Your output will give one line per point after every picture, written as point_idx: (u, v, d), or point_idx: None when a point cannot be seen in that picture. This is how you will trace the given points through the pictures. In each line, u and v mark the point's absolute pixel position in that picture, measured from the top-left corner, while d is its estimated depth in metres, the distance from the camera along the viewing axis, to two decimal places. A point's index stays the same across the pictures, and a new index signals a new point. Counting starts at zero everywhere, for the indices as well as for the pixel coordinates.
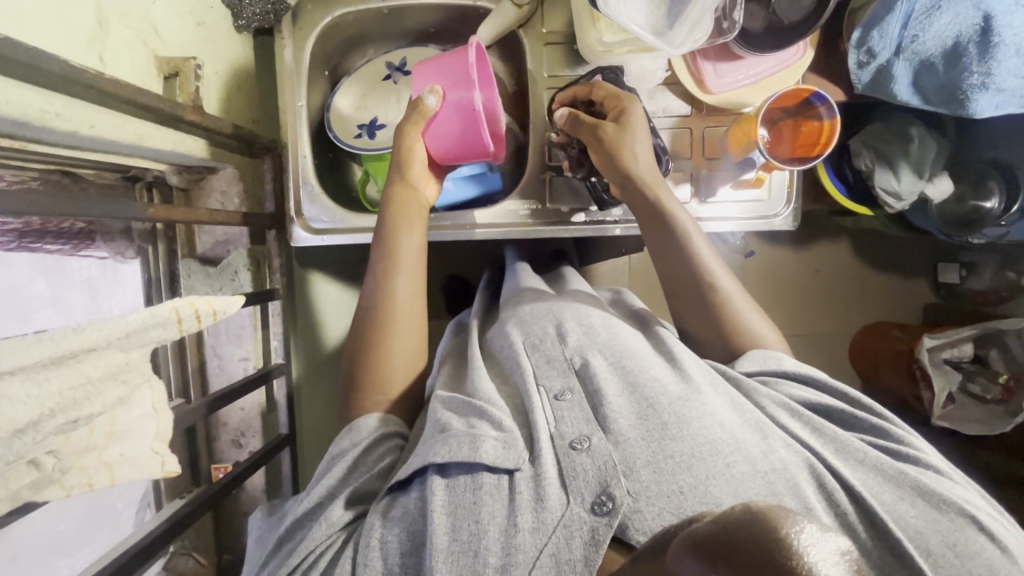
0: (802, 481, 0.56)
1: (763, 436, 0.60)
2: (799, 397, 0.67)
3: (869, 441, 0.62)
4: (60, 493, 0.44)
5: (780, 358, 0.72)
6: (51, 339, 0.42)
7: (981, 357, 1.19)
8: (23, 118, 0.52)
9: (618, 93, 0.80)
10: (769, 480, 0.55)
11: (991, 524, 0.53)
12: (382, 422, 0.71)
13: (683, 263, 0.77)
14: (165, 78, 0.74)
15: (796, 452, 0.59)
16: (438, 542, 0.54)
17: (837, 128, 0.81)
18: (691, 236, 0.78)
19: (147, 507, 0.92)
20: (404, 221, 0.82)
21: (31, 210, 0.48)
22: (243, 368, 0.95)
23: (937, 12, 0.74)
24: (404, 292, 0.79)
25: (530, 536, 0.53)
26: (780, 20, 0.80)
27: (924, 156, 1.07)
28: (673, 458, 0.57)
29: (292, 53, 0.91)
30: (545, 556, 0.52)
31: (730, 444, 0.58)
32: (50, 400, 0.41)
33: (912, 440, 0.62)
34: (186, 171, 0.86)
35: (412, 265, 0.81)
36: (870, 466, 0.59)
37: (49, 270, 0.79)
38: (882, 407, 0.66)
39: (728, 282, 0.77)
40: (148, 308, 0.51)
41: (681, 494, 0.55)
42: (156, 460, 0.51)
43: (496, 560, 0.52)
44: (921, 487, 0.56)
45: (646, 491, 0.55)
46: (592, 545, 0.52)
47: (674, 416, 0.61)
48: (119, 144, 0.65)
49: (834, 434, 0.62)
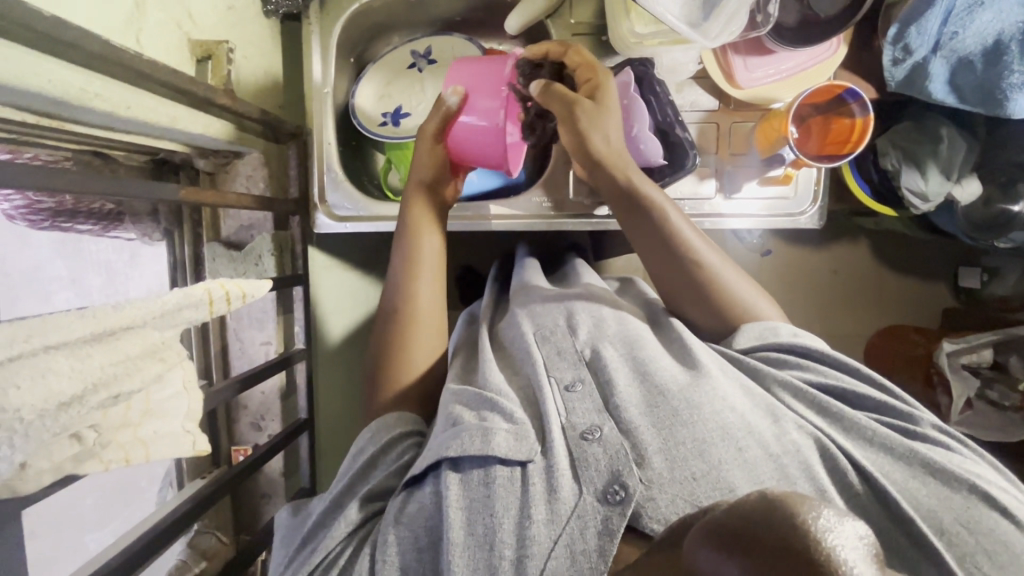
0: (814, 463, 0.56)
1: (775, 420, 0.60)
2: (803, 377, 0.65)
3: (877, 418, 0.62)
4: (99, 467, 0.45)
5: (776, 326, 0.71)
6: (94, 316, 0.43)
7: (1000, 363, 1.17)
8: (64, 96, 0.52)
9: (592, 64, 0.80)
10: (780, 463, 0.56)
11: (1005, 499, 0.52)
12: (399, 420, 0.71)
13: (668, 248, 0.75)
14: (197, 60, 0.74)
15: (807, 432, 0.59)
16: (454, 535, 0.54)
17: (871, 125, 0.79)
18: (671, 217, 0.75)
19: (171, 486, 0.88)
20: (424, 219, 0.83)
21: (69, 188, 0.49)
22: (265, 352, 0.96)
23: (978, 9, 0.73)
24: (426, 292, 0.80)
25: (544, 527, 0.53)
26: (815, 15, 0.79)
27: (953, 156, 1.06)
28: (684, 445, 0.57)
29: (319, 39, 0.91)
30: (559, 547, 0.52)
31: (741, 428, 0.58)
32: (92, 375, 0.41)
33: (920, 414, 0.61)
34: (213, 155, 0.86)
35: (433, 263, 0.82)
36: (880, 445, 0.59)
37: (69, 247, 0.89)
38: (892, 385, 0.65)
39: (715, 259, 0.75)
40: (183, 290, 0.52)
41: (694, 480, 0.55)
42: (188, 439, 0.52)
43: (512, 553, 0.52)
44: (932, 465, 0.55)
45: (659, 479, 0.55)
46: (606, 535, 0.52)
47: (684, 402, 0.61)
48: (152, 127, 0.66)
49: (841, 411, 0.61)
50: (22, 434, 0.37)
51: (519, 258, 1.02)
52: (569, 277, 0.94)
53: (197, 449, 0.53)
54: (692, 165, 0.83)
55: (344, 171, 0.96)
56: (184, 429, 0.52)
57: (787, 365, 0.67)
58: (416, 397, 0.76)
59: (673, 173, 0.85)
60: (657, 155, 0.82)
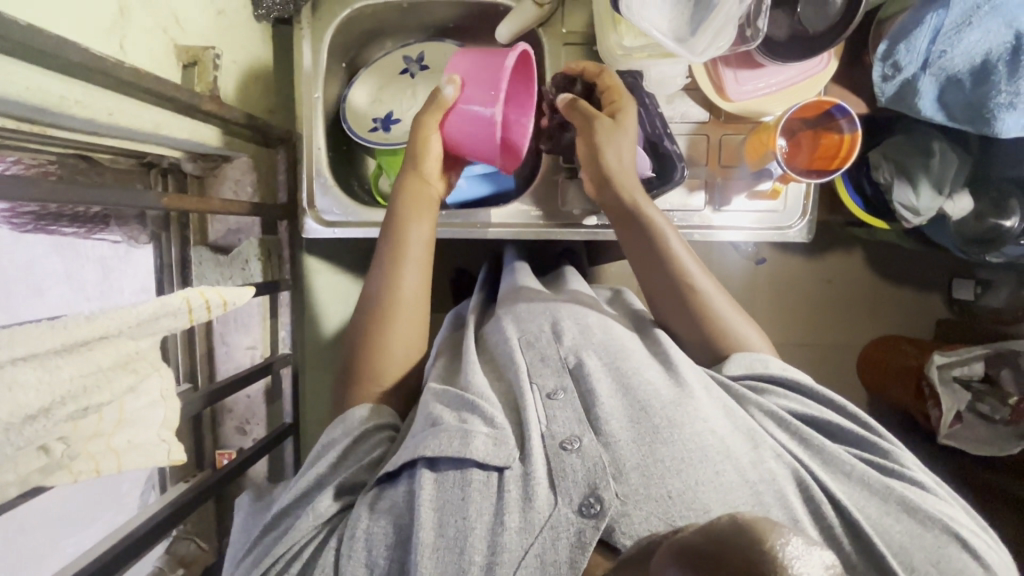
0: (790, 493, 0.56)
1: (754, 445, 0.60)
2: (787, 407, 0.65)
3: (856, 454, 0.62)
4: (68, 478, 0.45)
5: (767, 359, 0.70)
6: (63, 328, 0.43)
7: (992, 376, 1.16)
8: (44, 104, 0.52)
9: (619, 87, 0.79)
10: (756, 490, 0.56)
11: (975, 542, 0.53)
12: (374, 413, 0.70)
13: (663, 267, 0.75)
14: (184, 67, 0.73)
15: (785, 462, 0.59)
16: (425, 537, 0.54)
17: (859, 142, 0.79)
18: (669, 238, 0.76)
19: (152, 490, 0.91)
20: (414, 212, 0.81)
21: (48, 197, 0.49)
22: (250, 357, 0.95)
23: (967, 29, 0.72)
24: (410, 282, 0.78)
25: (516, 535, 0.54)
26: (805, 29, 0.79)
27: (945, 171, 1.06)
28: (663, 462, 0.58)
29: (310, 43, 0.91)
30: (530, 556, 0.52)
31: (720, 452, 0.59)
32: (62, 387, 0.41)
33: (900, 454, 0.62)
34: (202, 158, 0.85)
35: (420, 255, 0.80)
36: (856, 478, 0.59)
37: (62, 247, 0.80)
38: (875, 421, 0.65)
39: (708, 286, 0.75)
40: (160, 298, 0.52)
41: (670, 499, 0.55)
42: (162, 448, 0.52)
43: (482, 558, 0.53)
44: (907, 503, 0.56)
45: (634, 494, 0.55)
46: (578, 548, 0.52)
47: (666, 421, 0.61)
48: (136, 133, 0.66)
49: (821, 444, 0.61)
50: None
51: (509, 263, 1.01)
52: (557, 283, 0.94)
53: (172, 459, 0.53)
54: (679, 178, 0.83)
55: (334, 176, 0.96)
56: (158, 439, 0.52)
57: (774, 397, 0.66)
58: (397, 405, 0.76)
59: (660, 184, 0.85)
60: (644, 167, 0.82)
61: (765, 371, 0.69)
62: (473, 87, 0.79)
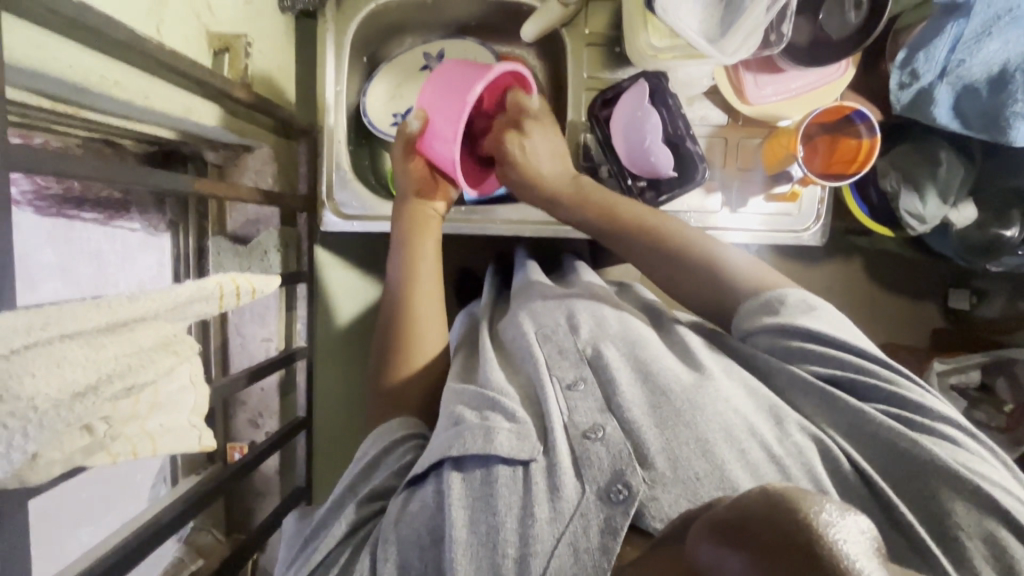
0: (817, 464, 0.57)
1: (777, 422, 0.61)
2: (814, 371, 0.64)
3: (884, 408, 0.60)
4: (106, 460, 0.44)
5: (783, 295, 0.69)
6: (110, 305, 0.43)
7: (987, 384, 1.20)
8: (84, 83, 0.52)
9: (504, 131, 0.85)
10: (783, 466, 0.56)
11: (1009, 504, 0.51)
12: (401, 426, 0.71)
13: (672, 256, 0.77)
14: (215, 53, 0.74)
15: (808, 432, 0.59)
16: (458, 534, 0.54)
17: (877, 147, 0.82)
18: (659, 225, 0.79)
19: (161, 483, 0.93)
20: (416, 248, 0.83)
21: (88, 176, 0.48)
22: (265, 349, 0.95)
23: (987, 39, 0.74)
24: (426, 309, 0.80)
25: (547, 526, 0.53)
26: (827, 36, 0.81)
27: (951, 179, 1.08)
28: (688, 444, 0.58)
29: (334, 36, 0.91)
30: (563, 545, 0.52)
31: (745, 431, 0.59)
32: (105, 365, 0.41)
33: (931, 405, 0.59)
34: (223, 148, 0.85)
35: (431, 284, 0.82)
36: (883, 441, 0.58)
37: (57, 238, 0.75)
38: (907, 373, 0.63)
39: (720, 253, 0.77)
40: (196, 282, 0.51)
41: (697, 479, 0.55)
42: (194, 433, 0.51)
43: (514, 551, 0.52)
44: (935, 462, 0.55)
45: (661, 477, 0.56)
46: (609, 533, 0.52)
47: (687, 403, 0.61)
48: (167, 117, 0.65)
49: (845, 404, 0.61)
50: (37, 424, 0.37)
51: (519, 258, 1.02)
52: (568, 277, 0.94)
53: (203, 444, 0.52)
54: (700, 178, 0.84)
55: (352, 170, 0.96)
56: (190, 423, 0.51)
57: (799, 357, 0.65)
58: (416, 397, 0.76)
59: (682, 184, 0.85)
60: (668, 166, 0.82)
61: (782, 317, 0.67)
62: (436, 117, 0.81)
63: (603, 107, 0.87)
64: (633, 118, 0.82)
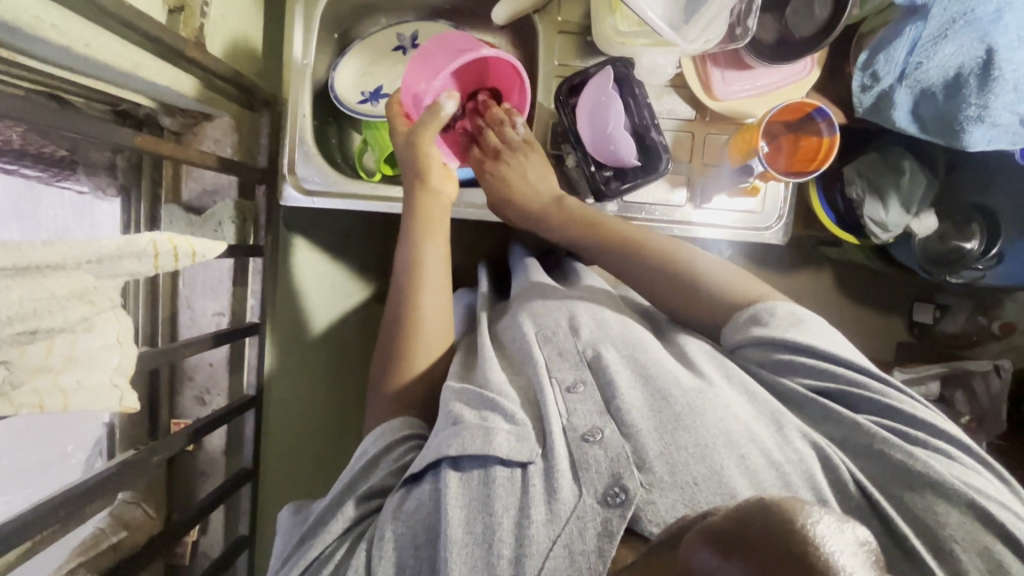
0: (816, 470, 0.56)
1: (777, 427, 0.59)
2: (806, 384, 0.63)
3: (882, 422, 0.59)
4: (7, 409, 0.42)
5: (772, 308, 0.68)
6: (17, 248, 0.41)
7: (946, 397, 1.22)
8: (16, 23, 0.50)
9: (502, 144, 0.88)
10: (783, 472, 0.55)
11: (1001, 513, 0.51)
12: (404, 424, 0.68)
13: (671, 274, 0.77)
14: (170, 11, 0.71)
15: (809, 440, 0.58)
16: (454, 533, 0.52)
17: (837, 144, 0.83)
18: (650, 242, 0.79)
19: (97, 456, 0.87)
20: (427, 283, 0.78)
21: (12, 114, 0.46)
22: (215, 323, 0.92)
23: (943, 42, 0.75)
24: (427, 351, 0.75)
25: (543, 528, 0.52)
26: (792, 34, 0.82)
27: (913, 189, 1.11)
28: (687, 448, 0.56)
29: (303, 8, 0.90)
30: (558, 547, 0.50)
31: (743, 436, 0.57)
32: (9, 309, 0.40)
33: (927, 419, 0.59)
34: (180, 113, 0.83)
35: (438, 325, 0.77)
36: (878, 453, 0.57)
37: None
38: (899, 385, 0.63)
39: (720, 271, 0.76)
40: (125, 236, 0.49)
41: (695, 485, 0.54)
42: (114, 394, 0.48)
43: (510, 552, 0.51)
44: (929, 478, 0.54)
45: (659, 482, 0.54)
46: (605, 536, 0.51)
47: (687, 408, 0.60)
48: (113, 71, 0.63)
49: (840, 415, 0.60)
50: None
51: (517, 257, 0.99)
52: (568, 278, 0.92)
53: (123, 405, 0.50)
54: (664, 169, 0.83)
55: (317, 146, 0.93)
56: (112, 384, 0.48)
57: (793, 369, 0.64)
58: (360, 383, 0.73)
59: (645, 175, 0.84)
60: (630, 155, 0.82)
61: (771, 330, 0.66)
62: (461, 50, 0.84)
63: (570, 94, 0.85)
64: (597, 103, 0.81)
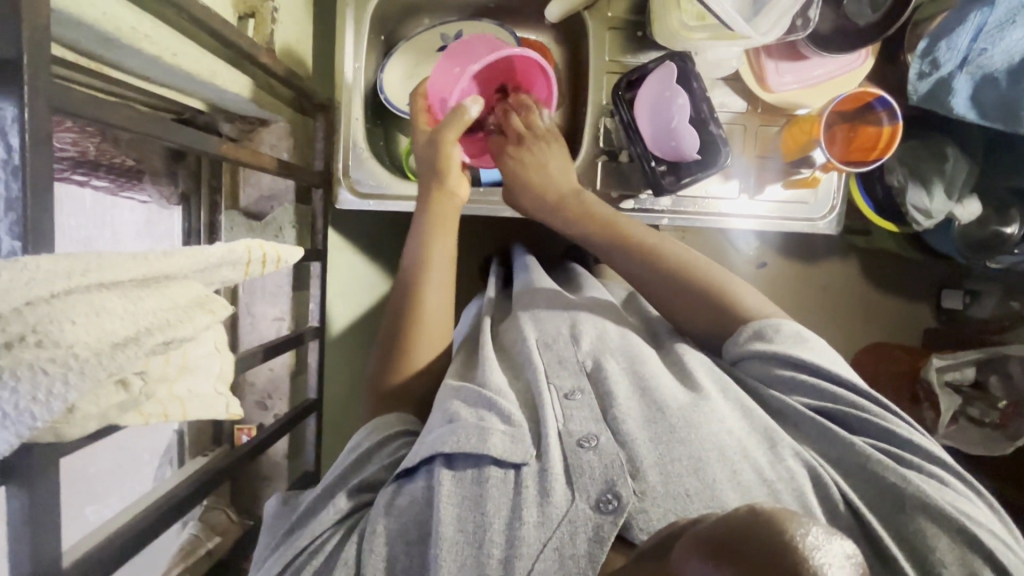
0: (807, 488, 0.53)
1: (771, 446, 0.57)
2: (803, 401, 0.61)
3: (875, 443, 0.57)
4: (138, 419, 0.42)
5: (777, 326, 0.66)
6: (145, 258, 0.41)
7: (981, 382, 1.22)
8: (115, 35, 0.50)
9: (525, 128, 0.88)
10: (775, 489, 0.53)
11: (990, 542, 0.49)
12: (399, 419, 0.66)
13: (681, 284, 0.73)
14: (239, 17, 0.72)
15: (803, 460, 0.55)
16: (444, 532, 0.49)
17: (898, 134, 0.83)
18: (660, 249, 0.76)
19: (167, 464, 0.88)
20: (426, 280, 0.77)
21: (122, 124, 0.45)
22: (276, 328, 0.93)
23: (1011, 27, 0.74)
24: (427, 354, 0.74)
25: (534, 530, 0.49)
26: (851, 23, 0.82)
27: (956, 175, 1.10)
28: (681, 462, 0.54)
29: (354, 11, 0.90)
30: (548, 550, 0.48)
31: (737, 451, 0.55)
32: (145, 318, 0.39)
33: (921, 442, 0.57)
34: (240, 120, 0.83)
35: (437, 325, 0.76)
36: (871, 474, 0.55)
37: None
38: (894, 406, 0.60)
39: (734, 284, 0.73)
40: (226, 244, 0.49)
41: (687, 496, 0.52)
42: (221, 401, 0.49)
43: (500, 553, 0.48)
44: (919, 499, 0.52)
45: (652, 491, 0.52)
46: (597, 542, 0.48)
47: (683, 421, 0.58)
48: (190, 78, 0.63)
49: (836, 434, 0.57)
50: (77, 371, 0.34)
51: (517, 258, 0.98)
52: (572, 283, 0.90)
53: (229, 413, 0.50)
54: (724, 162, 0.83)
55: (368, 149, 0.94)
56: (216, 391, 0.48)
57: (792, 386, 0.62)
58: (421, 388, 0.72)
59: (704, 168, 0.84)
60: (693, 148, 0.82)
61: (772, 345, 0.64)
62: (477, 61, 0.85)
63: (627, 89, 0.85)
64: (660, 98, 0.81)
